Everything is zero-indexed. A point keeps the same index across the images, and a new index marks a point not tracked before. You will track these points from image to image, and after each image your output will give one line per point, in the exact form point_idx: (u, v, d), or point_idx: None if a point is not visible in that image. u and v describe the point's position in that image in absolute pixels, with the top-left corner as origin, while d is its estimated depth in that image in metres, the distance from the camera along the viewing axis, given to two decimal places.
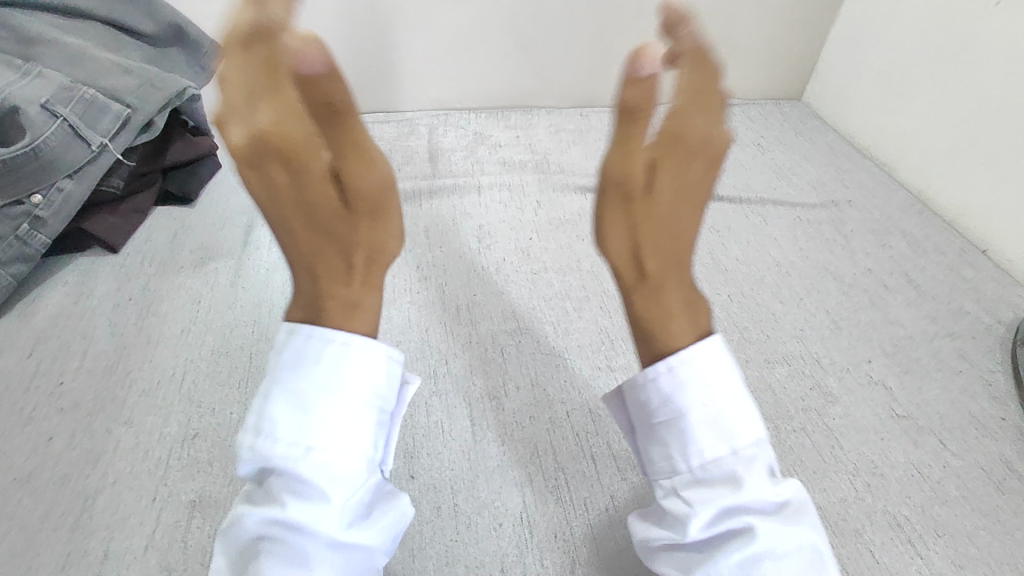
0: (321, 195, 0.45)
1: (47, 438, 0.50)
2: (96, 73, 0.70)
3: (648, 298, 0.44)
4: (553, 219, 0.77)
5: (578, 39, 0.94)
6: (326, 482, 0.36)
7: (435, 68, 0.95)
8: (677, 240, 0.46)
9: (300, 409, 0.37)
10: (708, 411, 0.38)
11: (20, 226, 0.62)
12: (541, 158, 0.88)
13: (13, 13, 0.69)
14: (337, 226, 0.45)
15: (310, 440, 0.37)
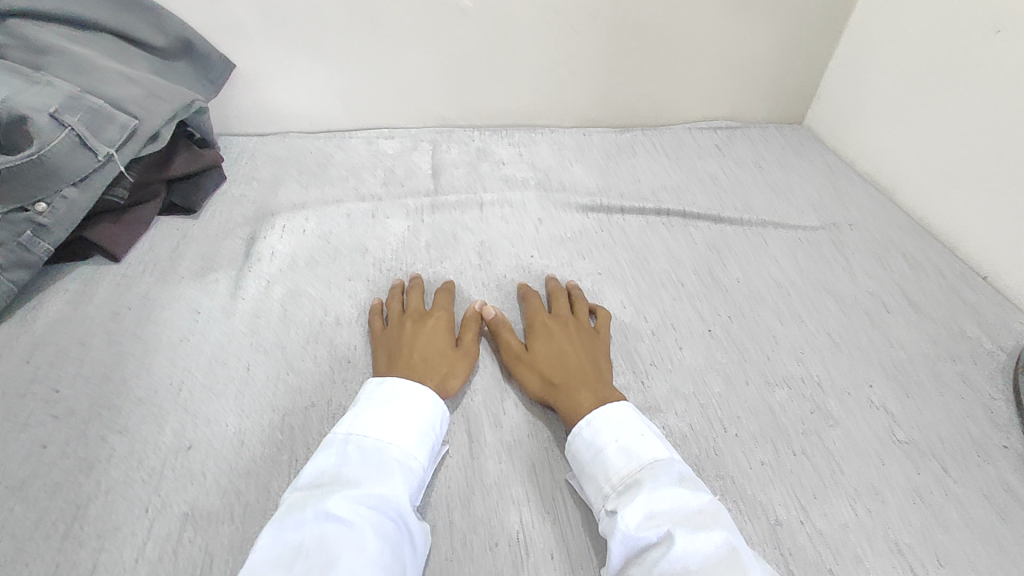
0: (440, 327, 0.60)
1: (41, 446, 0.50)
2: (103, 82, 0.70)
3: (563, 403, 0.54)
4: (554, 235, 0.77)
5: (580, 61, 0.94)
6: (390, 470, 0.46)
7: (442, 86, 0.95)
8: (567, 360, 0.57)
9: (378, 423, 0.49)
10: (619, 444, 0.49)
11: (24, 232, 0.62)
12: (544, 176, 0.88)
13: (24, 24, 0.70)
14: (444, 348, 0.58)
15: (381, 441, 0.47)
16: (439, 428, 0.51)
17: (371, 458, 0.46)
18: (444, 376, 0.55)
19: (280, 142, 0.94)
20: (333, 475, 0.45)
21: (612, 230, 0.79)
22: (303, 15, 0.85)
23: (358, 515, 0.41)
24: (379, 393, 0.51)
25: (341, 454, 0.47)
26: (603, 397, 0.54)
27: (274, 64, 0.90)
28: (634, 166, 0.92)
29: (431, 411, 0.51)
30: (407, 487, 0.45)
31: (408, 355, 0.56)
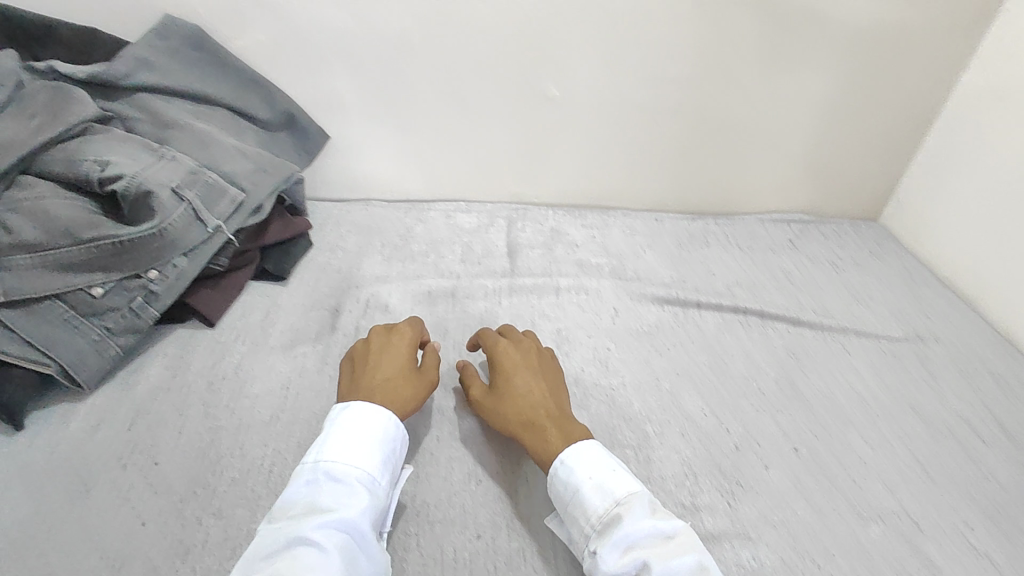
0: (403, 352, 0.63)
1: (141, 521, 0.52)
2: (219, 156, 0.75)
3: (533, 441, 0.57)
4: (631, 328, 0.77)
5: (658, 151, 0.96)
6: (354, 492, 0.50)
7: (523, 166, 0.98)
8: (532, 395, 0.60)
9: (345, 449, 0.52)
10: (594, 481, 0.52)
11: (136, 298, 0.65)
12: (619, 262, 0.88)
13: (155, 100, 0.77)
14: (405, 371, 0.61)
15: (345, 465, 0.51)
16: (398, 450, 0.55)
17: (338, 485, 0.50)
18: (406, 399, 0.59)
19: (362, 210, 0.98)
20: (305, 501, 0.49)
21: (689, 326, 0.78)
22: None
23: (330, 538, 0.46)
24: (343, 418, 0.55)
25: (311, 480, 0.51)
26: (566, 432, 0.58)
27: (367, 139, 0.94)
28: (708, 258, 0.92)
29: (390, 434, 0.55)
30: (370, 510, 0.49)
31: (371, 379, 0.60)
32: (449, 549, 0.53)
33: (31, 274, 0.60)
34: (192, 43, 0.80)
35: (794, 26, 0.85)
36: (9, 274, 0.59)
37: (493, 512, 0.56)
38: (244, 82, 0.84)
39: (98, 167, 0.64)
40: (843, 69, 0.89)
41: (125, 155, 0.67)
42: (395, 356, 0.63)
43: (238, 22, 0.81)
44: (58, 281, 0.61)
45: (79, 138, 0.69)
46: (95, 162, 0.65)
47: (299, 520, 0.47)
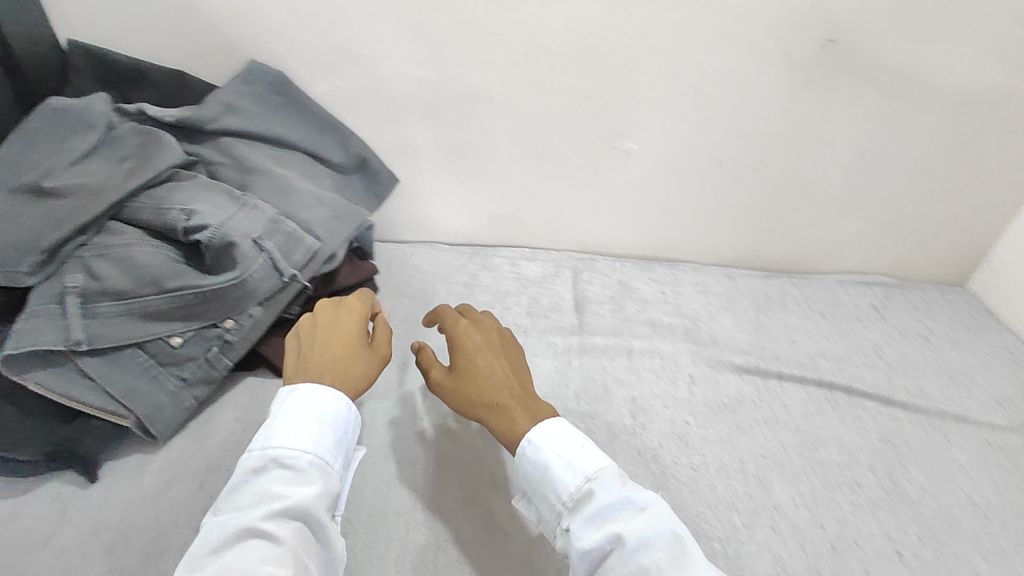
0: (353, 328, 0.64)
1: None
2: (296, 204, 0.75)
3: (499, 423, 0.60)
4: (710, 401, 0.73)
5: (737, 209, 0.92)
6: (306, 476, 0.52)
7: (593, 216, 0.95)
8: (494, 377, 0.62)
9: (294, 434, 0.53)
10: (562, 459, 0.54)
11: (212, 348, 0.65)
12: (693, 324, 0.85)
13: (238, 143, 0.78)
14: (355, 349, 0.62)
15: (293, 449, 0.53)
16: (347, 431, 0.57)
17: (289, 470, 0.52)
18: (357, 378, 0.60)
19: (427, 253, 0.96)
20: (256, 486, 0.50)
21: (772, 402, 0.74)
22: (475, 144, 0.88)
23: (285, 526, 0.48)
24: (291, 401, 0.55)
25: (260, 465, 0.52)
26: (533, 412, 0.59)
27: (436, 184, 0.93)
28: (787, 323, 0.87)
29: (338, 416, 0.57)
30: (322, 491, 0.52)
31: (317, 357, 0.60)
32: None
33: (115, 321, 0.60)
34: (273, 89, 0.80)
35: (894, 90, 0.80)
36: (95, 321, 0.59)
37: None
38: (320, 126, 0.84)
39: (183, 216, 0.64)
40: (942, 132, 0.84)
41: (209, 203, 0.67)
42: (345, 335, 0.63)
43: (320, 68, 0.81)
44: (141, 329, 0.61)
45: (165, 183, 0.69)
46: (181, 210, 0.64)
47: (251, 506, 0.49)
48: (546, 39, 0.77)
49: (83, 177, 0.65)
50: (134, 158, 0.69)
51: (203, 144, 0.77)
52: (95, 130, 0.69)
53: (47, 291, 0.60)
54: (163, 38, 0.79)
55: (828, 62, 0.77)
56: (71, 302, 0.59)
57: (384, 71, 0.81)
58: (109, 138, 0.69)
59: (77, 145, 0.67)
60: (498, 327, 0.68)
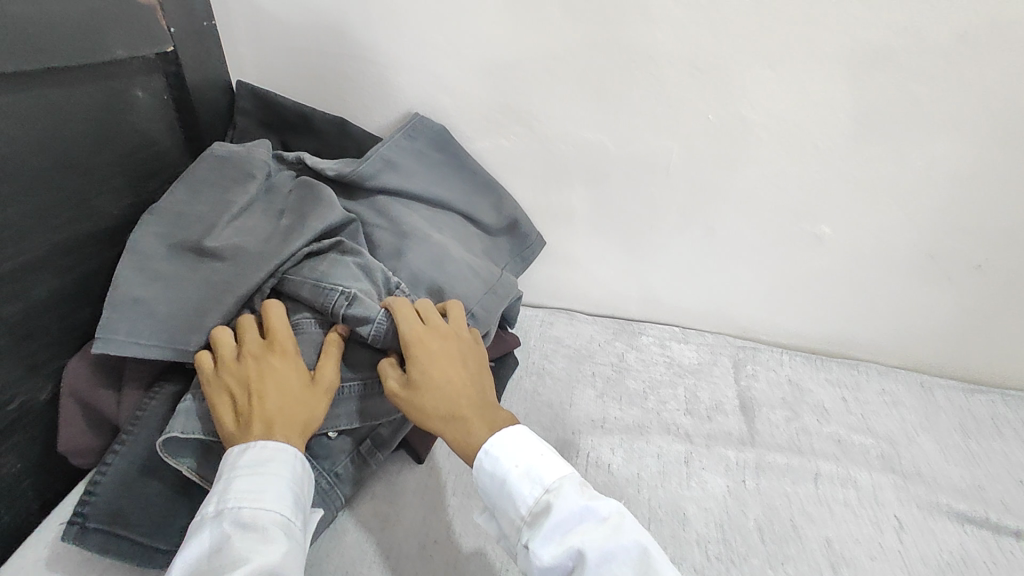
0: (289, 367, 0.53)
1: None
2: (452, 275, 0.68)
3: (456, 435, 0.52)
4: (929, 558, 0.60)
5: (942, 311, 0.79)
6: (278, 535, 0.45)
7: (762, 301, 0.84)
8: (450, 384, 0.54)
9: (259, 491, 0.47)
10: (519, 468, 0.49)
11: (365, 441, 0.61)
12: (890, 448, 0.71)
13: (388, 202, 0.71)
14: (297, 388, 0.53)
15: (257, 508, 0.46)
16: (307, 488, 0.51)
17: (255, 532, 0.45)
18: (307, 423, 0.52)
19: (566, 322, 0.88)
20: (215, 557, 0.43)
21: (1011, 568, 0.59)
22: (641, 214, 0.80)
23: None
24: (246, 460, 0.48)
25: (217, 535, 0.44)
26: (490, 417, 0.53)
27: (587, 252, 0.85)
28: (1006, 456, 0.72)
29: (298, 476, 0.50)
30: (293, 552, 0.45)
31: (259, 412, 0.50)
32: None
33: None
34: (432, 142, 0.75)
35: None
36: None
37: None
38: (475, 186, 0.78)
39: (345, 301, 0.57)
40: None
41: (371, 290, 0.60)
42: (277, 379, 0.52)
43: (487, 125, 0.76)
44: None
45: (328, 253, 0.62)
46: (343, 293, 0.57)
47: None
48: (745, 108, 0.69)
49: (241, 235, 0.61)
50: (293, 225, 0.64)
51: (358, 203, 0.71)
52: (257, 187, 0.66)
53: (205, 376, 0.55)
54: (327, 85, 0.77)
55: None
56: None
57: (553, 131, 0.75)
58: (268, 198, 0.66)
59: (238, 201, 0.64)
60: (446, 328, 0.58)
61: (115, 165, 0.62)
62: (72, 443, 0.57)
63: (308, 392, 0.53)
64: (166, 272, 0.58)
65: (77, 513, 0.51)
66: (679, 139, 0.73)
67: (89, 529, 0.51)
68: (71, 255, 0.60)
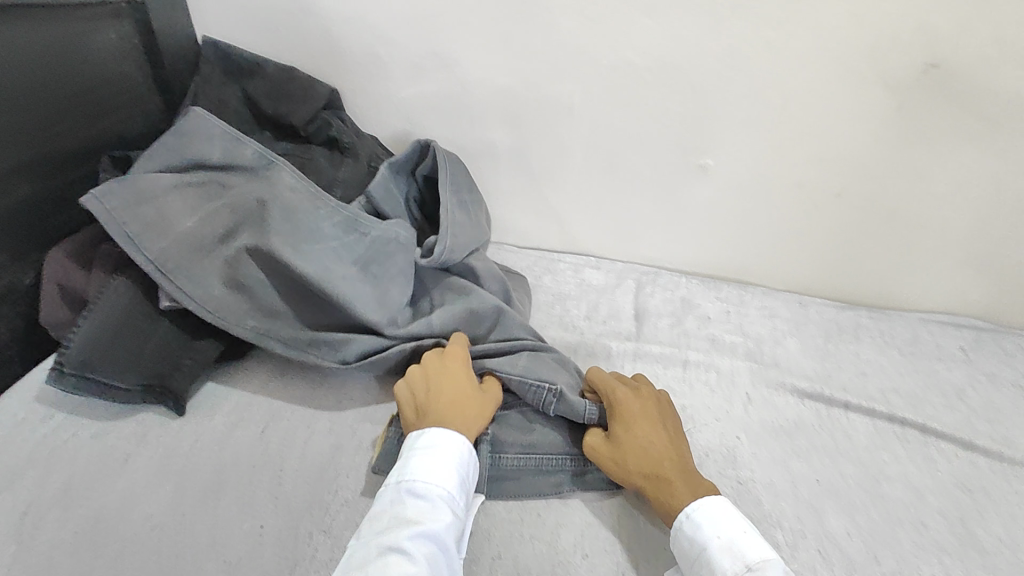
0: (463, 375, 0.63)
1: (259, 527, 0.52)
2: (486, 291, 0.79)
3: (659, 493, 0.57)
4: (765, 421, 0.71)
5: (810, 233, 0.89)
6: (439, 505, 0.51)
7: (663, 232, 0.94)
8: (652, 447, 0.60)
9: (429, 467, 0.53)
10: (724, 541, 0.52)
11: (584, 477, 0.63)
12: (755, 346, 0.83)
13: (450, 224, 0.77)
14: (469, 391, 0.61)
15: (428, 482, 0.52)
16: (470, 474, 0.56)
17: (422, 501, 0.51)
18: (474, 418, 0.60)
19: (494, 252, 0.99)
20: (395, 517, 0.50)
21: (834, 431, 0.70)
22: (551, 150, 0.90)
23: (421, 550, 0.47)
24: (422, 441, 0.55)
25: (394, 497, 0.52)
26: (693, 480, 0.58)
27: (509, 188, 0.95)
28: (857, 355, 0.83)
29: (465, 462, 0.56)
30: (452, 526, 0.51)
31: (438, 406, 0.59)
32: None
33: (513, 478, 0.61)
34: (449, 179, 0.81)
35: (992, 118, 0.75)
36: (502, 477, 0.61)
37: None
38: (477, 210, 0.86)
39: (553, 397, 0.64)
40: None
41: (568, 382, 0.68)
42: (453, 383, 0.61)
43: (414, 72, 0.87)
44: (532, 486, 0.62)
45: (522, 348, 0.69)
46: (551, 390, 0.64)
47: (390, 532, 0.48)
48: (629, 52, 0.79)
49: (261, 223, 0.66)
50: (397, 270, 0.70)
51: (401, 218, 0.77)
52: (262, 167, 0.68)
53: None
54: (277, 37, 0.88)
55: (928, 86, 0.74)
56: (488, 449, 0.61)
57: (471, 75, 0.86)
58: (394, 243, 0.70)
59: (235, 159, 0.68)
60: (653, 399, 0.66)
61: (87, 96, 0.73)
62: (53, 317, 0.68)
63: (475, 398, 0.61)
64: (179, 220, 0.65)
65: (57, 363, 0.61)
66: (578, 81, 0.83)
67: (65, 376, 0.61)
68: (55, 167, 0.71)
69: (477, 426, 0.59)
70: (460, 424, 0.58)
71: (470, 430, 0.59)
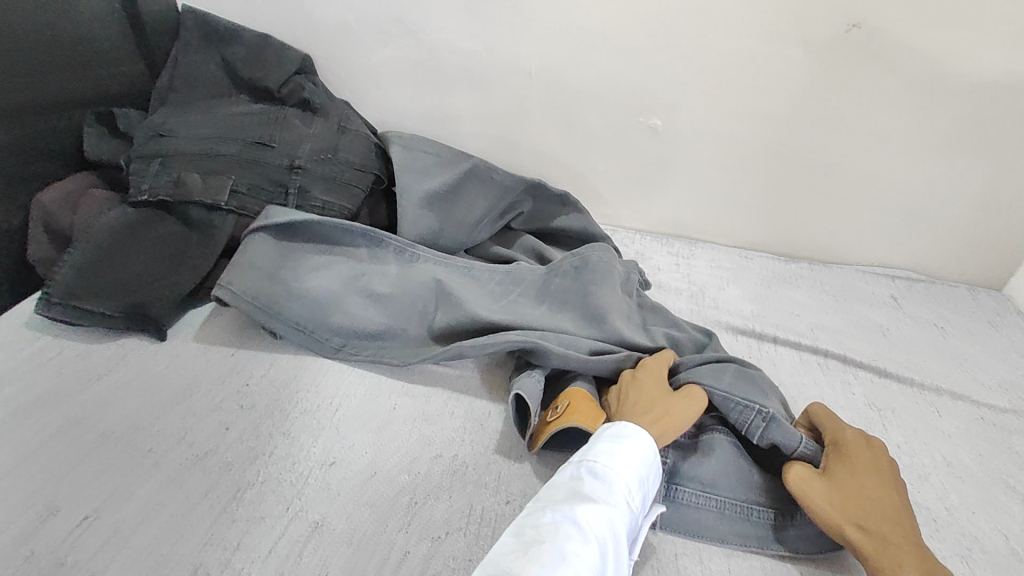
0: (656, 385, 0.62)
1: (224, 428, 0.58)
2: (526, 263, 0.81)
3: (882, 555, 0.50)
4: None
5: (754, 189, 0.95)
6: (616, 491, 0.50)
7: (618, 190, 1.00)
8: (882, 508, 0.53)
9: (614, 454, 0.52)
10: None
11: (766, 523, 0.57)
12: (698, 290, 0.89)
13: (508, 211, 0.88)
14: (666, 399, 0.60)
15: (612, 466, 0.51)
16: (655, 479, 0.54)
17: (599, 484, 0.50)
18: (668, 419, 0.58)
19: None
20: (572, 491, 0.49)
21: (762, 360, 0.77)
22: (511, 113, 0.96)
23: (592, 529, 0.46)
24: (611, 430, 0.54)
25: (574, 473, 0.51)
26: (924, 558, 0.50)
27: (474, 150, 1.01)
28: (794, 300, 0.89)
29: (651, 463, 0.53)
30: (627, 520, 0.49)
31: (628, 410, 0.60)
32: (478, 508, 0.54)
33: (686, 516, 0.57)
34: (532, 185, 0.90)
35: (914, 77, 0.81)
36: (673, 509, 0.58)
37: (527, 485, 0.57)
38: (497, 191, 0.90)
39: (761, 422, 0.59)
40: (959, 123, 0.84)
41: (781, 410, 0.63)
42: (643, 390, 0.62)
43: (382, 38, 0.93)
44: (710, 528, 0.57)
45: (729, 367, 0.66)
46: (760, 413, 0.60)
47: (566, 503, 0.48)
48: (578, 17, 0.85)
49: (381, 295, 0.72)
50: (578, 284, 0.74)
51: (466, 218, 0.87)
52: (389, 251, 0.77)
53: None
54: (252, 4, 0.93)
55: (852, 46, 0.80)
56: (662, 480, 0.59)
57: (436, 40, 0.91)
58: (574, 268, 0.76)
59: (381, 258, 0.76)
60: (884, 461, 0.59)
61: (66, 53, 0.78)
62: (39, 254, 0.74)
63: (670, 402, 0.60)
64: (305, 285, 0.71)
65: (44, 292, 0.67)
66: (533, 45, 0.89)
67: (52, 304, 0.66)
68: (37, 117, 0.76)
69: (666, 424, 0.58)
70: (648, 422, 0.57)
71: (661, 428, 0.57)
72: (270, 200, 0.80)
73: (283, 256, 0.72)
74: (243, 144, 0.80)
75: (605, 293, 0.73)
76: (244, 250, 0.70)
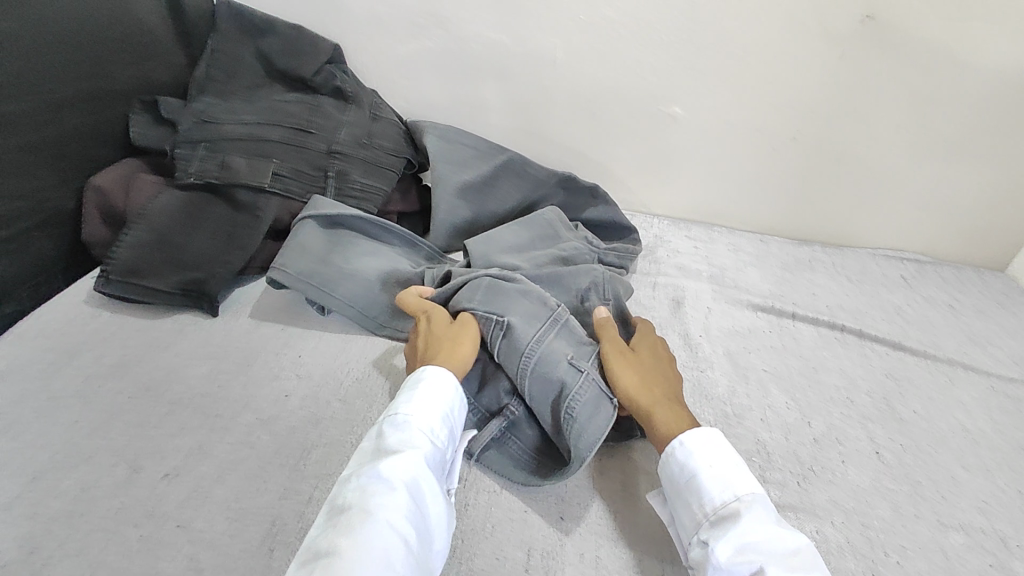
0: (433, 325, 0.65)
1: (284, 395, 0.62)
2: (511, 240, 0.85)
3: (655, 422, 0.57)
4: (722, 326, 0.81)
5: (771, 174, 0.99)
6: (418, 437, 0.52)
7: (638, 176, 1.04)
8: (641, 387, 0.60)
9: (409, 403, 0.55)
10: (714, 472, 0.51)
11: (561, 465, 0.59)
12: (719, 272, 0.93)
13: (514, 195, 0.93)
14: (446, 335, 0.63)
15: (410, 416, 0.53)
16: (457, 417, 0.57)
17: (400, 433, 0.52)
18: (453, 351, 0.61)
19: None
20: (375, 450, 0.51)
21: (783, 334, 0.80)
22: (536, 103, 0.99)
23: (403, 479, 0.48)
24: (410, 385, 0.57)
25: (373, 433, 0.53)
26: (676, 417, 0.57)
27: (499, 138, 1.04)
28: (811, 282, 0.93)
29: (451, 400, 0.57)
30: (431, 459, 0.52)
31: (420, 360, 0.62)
32: None
33: (504, 466, 0.60)
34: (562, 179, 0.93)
35: (928, 64, 0.84)
36: (488, 458, 0.60)
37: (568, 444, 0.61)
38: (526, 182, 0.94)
39: (500, 332, 0.63)
40: (972, 107, 0.87)
41: (530, 309, 0.66)
42: (425, 336, 0.64)
43: (413, 29, 0.96)
44: (512, 472, 0.59)
45: (485, 278, 0.69)
46: (499, 324, 0.64)
47: (370, 462, 0.49)
48: (606, 8, 0.88)
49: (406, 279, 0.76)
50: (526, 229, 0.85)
51: (479, 199, 0.91)
52: (418, 255, 0.82)
53: (496, 392, 0.64)
54: None
55: (866, 36, 0.84)
56: (499, 424, 0.61)
57: (465, 31, 0.94)
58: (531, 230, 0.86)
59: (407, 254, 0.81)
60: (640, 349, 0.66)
61: (118, 43, 0.81)
62: (94, 234, 0.78)
63: (450, 337, 0.63)
64: (339, 263, 0.74)
65: (103, 271, 0.70)
66: (560, 36, 0.92)
67: (110, 281, 0.70)
68: (92, 106, 0.79)
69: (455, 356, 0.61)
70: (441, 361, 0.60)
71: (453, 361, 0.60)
72: (311, 184, 0.83)
73: (327, 241, 0.75)
74: (284, 131, 0.83)
75: (505, 237, 0.82)
76: (292, 236, 0.74)
